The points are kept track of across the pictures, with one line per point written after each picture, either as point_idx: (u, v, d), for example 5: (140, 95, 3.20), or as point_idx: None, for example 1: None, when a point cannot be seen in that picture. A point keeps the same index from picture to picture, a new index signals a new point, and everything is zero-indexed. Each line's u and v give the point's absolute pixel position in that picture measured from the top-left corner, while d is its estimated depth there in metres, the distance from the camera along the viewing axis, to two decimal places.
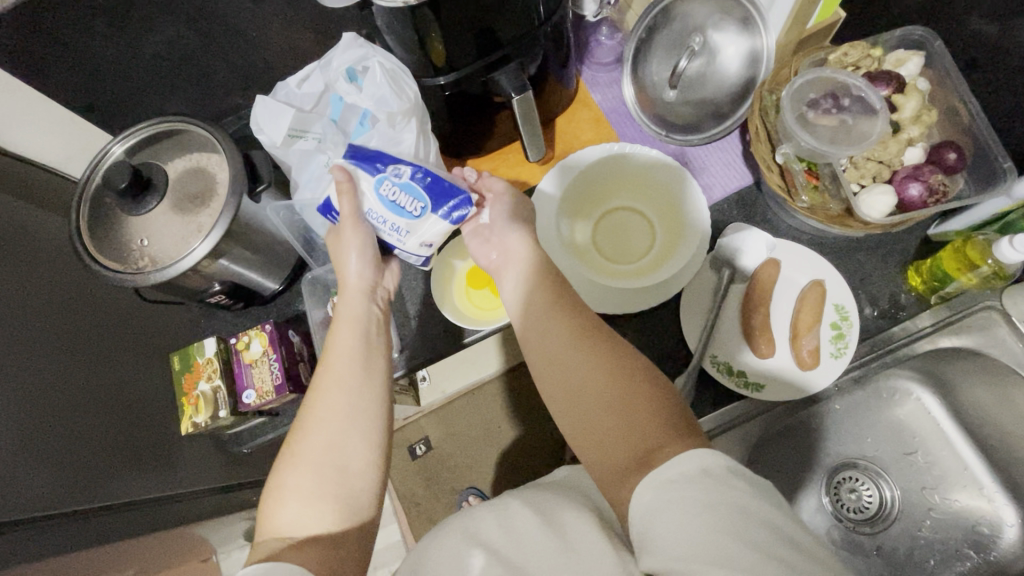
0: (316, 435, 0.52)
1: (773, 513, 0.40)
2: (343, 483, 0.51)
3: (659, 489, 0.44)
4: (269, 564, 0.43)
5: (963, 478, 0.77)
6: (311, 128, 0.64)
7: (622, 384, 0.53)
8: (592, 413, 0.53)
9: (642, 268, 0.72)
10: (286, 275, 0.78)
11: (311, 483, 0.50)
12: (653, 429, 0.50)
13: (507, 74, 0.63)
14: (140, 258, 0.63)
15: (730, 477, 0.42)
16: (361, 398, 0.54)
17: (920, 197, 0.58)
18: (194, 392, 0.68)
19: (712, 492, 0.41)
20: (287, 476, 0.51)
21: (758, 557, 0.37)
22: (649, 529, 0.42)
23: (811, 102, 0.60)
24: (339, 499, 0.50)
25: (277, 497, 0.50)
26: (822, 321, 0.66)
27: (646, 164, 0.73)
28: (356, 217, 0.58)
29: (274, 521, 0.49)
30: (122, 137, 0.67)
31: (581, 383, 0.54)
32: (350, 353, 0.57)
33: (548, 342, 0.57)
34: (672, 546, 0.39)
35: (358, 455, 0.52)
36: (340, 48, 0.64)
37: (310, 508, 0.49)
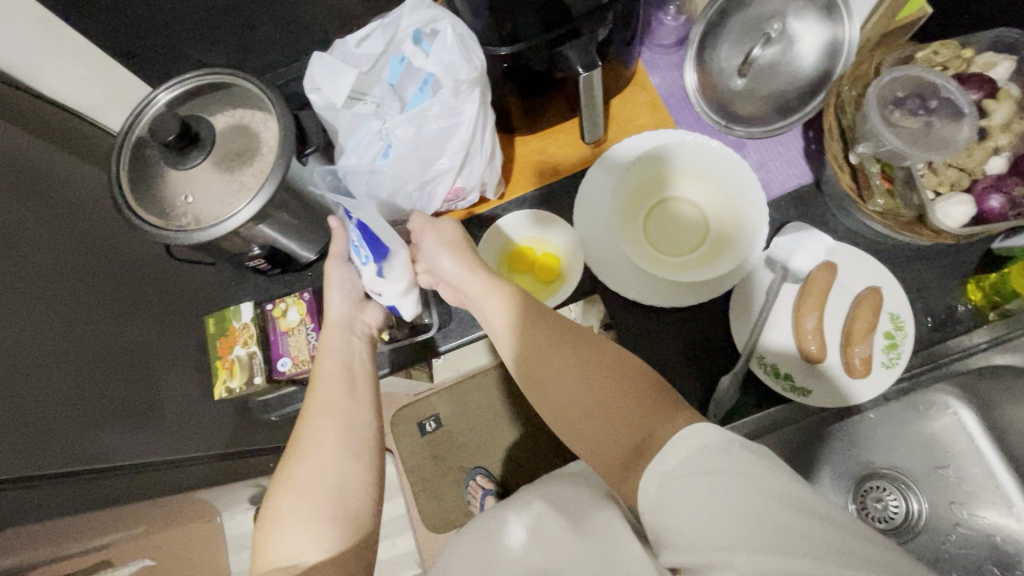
0: (309, 457, 0.51)
1: (782, 480, 0.38)
2: (341, 503, 0.49)
3: (661, 480, 0.42)
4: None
5: (994, 495, 0.76)
6: (371, 92, 0.63)
7: (605, 384, 0.50)
8: (581, 414, 0.51)
9: (698, 260, 0.70)
10: (323, 244, 0.76)
11: (305, 507, 0.48)
12: (646, 416, 0.48)
13: (575, 49, 0.60)
14: (183, 215, 0.61)
15: (729, 449, 0.40)
16: (347, 416, 0.54)
17: (1000, 209, 0.55)
18: (230, 356, 0.66)
19: (715, 470, 0.39)
20: (280, 503, 0.49)
21: (775, 533, 0.35)
22: (663, 522, 0.40)
23: (896, 100, 0.57)
24: (338, 522, 0.48)
25: (274, 524, 0.48)
26: (876, 329, 0.65)
27: (684, 156, 0.71)
28: (339, 257, 0.63)
29: (271, 549, 0.47)
30: (169, 86, 0.64)
31: (561, 391, 0.52)
32: (335, 376, 0.57)
33: (523, 360, 0.55)
34: (689, 538, 0.37)
35: (348, 472, 0.50)
36: (408, 7, 0.59)
37: (308, 531, 0.47)
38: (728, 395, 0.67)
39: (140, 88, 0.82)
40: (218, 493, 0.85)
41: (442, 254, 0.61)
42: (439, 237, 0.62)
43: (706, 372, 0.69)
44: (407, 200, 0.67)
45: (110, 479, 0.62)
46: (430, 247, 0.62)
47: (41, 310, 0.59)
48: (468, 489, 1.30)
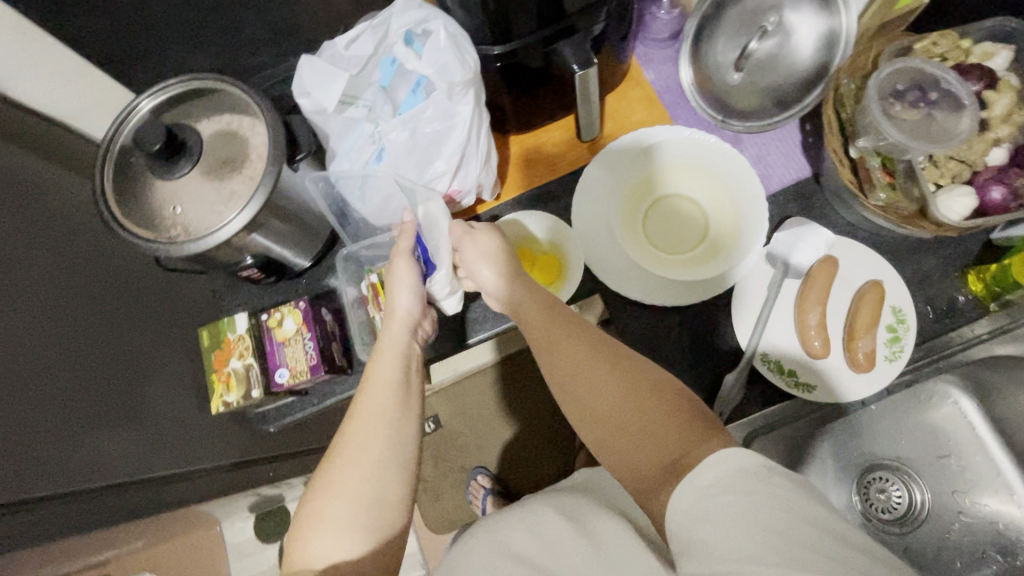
0: (353, 462, 0.49)
1: (812, 504, 0.38)
2: (379, 514, 0.48)
3: (696, 495, 0.41)
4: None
5: (995, 483, 0.77)
6: (362, 95, 0.61)
7: (644, 397, 0.49)
8: (613, 421, 0.50)
9: (695, 260, 0.69)
10: (316, 251, 0.74)
11: (347, 514, 0.47)
12: (680, 430, 0.47)
13: (570, 45, 0.59)
14: (172, 227, 0.59)
15: (769, 474, 0.39)
16: (400, 424, 0.52)
17: (1003, 200, 0.55)
18: (225, 370, 0.65)
19: (750, 491, 0.39)
20: (319, 505, 0.48)
21: (804, 551, 0.35)
22: (691, 535, 0.39)
23: (897, 93, 0.57)
24: (374, 532, 0.47)
25: (311, 526, 0.47)
26: (879, 322, 0.65)
27: (686, 151, 0.71)
28: (409, 254, 0.59)
29: (305, 551, 0.46)
30: (152, 92, 0.62)
31: (601, 399, 0.51)
32: (390, 379, 0.54)
33: (566, 366, 0.53)
34: (716, 552, 0.37)
35: (390, 483, 0.49)
36: (399, 9, 0.58)
37: (346, 537, 0.46)
38: (732, 394, 0.67)
39: (122, 94, 0.79)
40: (216, 506, 0.84)
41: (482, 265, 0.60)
42: (492, 250, 0.60)
43: (709, 370, 0.69)
44: (400, 205, 0.66)
45: (106, 500, 0.60)
46: (472, 261, 0.61)
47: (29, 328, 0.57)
48: (470, 489, 1.30)
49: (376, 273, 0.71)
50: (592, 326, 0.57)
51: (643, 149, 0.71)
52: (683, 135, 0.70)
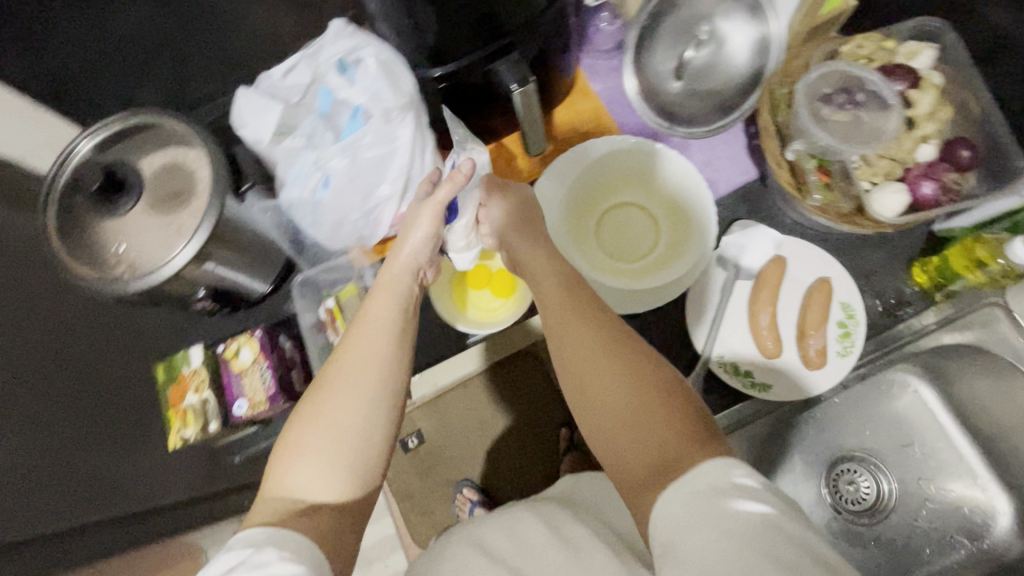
0: (342, 400, 0.46)
1: (795, 522, 0.38)
2: (363, 459, 0.46)
3: (686, 499, 0.41)
4: (280, 531, 0.41)
5: (958, 468, 0.78)
6: (300, 124, 0.61)
7: (644, 395, 0.48)
8: (613, 416, 0.48)
9: (645, 267, 0.70)
10: (274, 276, 0.74)
11: (332, 447, 0.45)
12: (677, 429, 0.46)
13: (508, 65, 0.60)
14: (117, 265, 0.59)
15: (759, 490, 0.40)
16: (396, 363, 0.49)
17: (933, 195, 0.57)
18: (182, 404, 0.65)
19: (738, 499, 0.39)
20: (300, 438, 0.46)
21: (777, 563, 0.35)
22: (672, 539, 0.40)
23: (825, 96, 0.58)
24: (360, 471, 0.46)
25: (291, 459, 0.45)
26: (828, 319, 0.66)
27: (652, 161, 0.71)
28: (440, 206, 0.55)
29: (283, 481, 0.45)
30: (91, 131, 0.61)
31: (606, 391, 0.49)
32: (390, 319, 0.51)
33: (575, 351, 0.51)
34: (693, 553, 0.37)
35: (377, 429, 0.47)
36: (330, 39, 0.60)
37: (326, 474, 0.45)
38: None
39: None
40: None
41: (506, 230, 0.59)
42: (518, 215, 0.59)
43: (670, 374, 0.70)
44: (354, 230, 0.67)
45: None
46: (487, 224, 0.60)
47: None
48: None
49: (332, 299, 0.72)
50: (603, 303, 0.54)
51: (595, 160, 0.72)
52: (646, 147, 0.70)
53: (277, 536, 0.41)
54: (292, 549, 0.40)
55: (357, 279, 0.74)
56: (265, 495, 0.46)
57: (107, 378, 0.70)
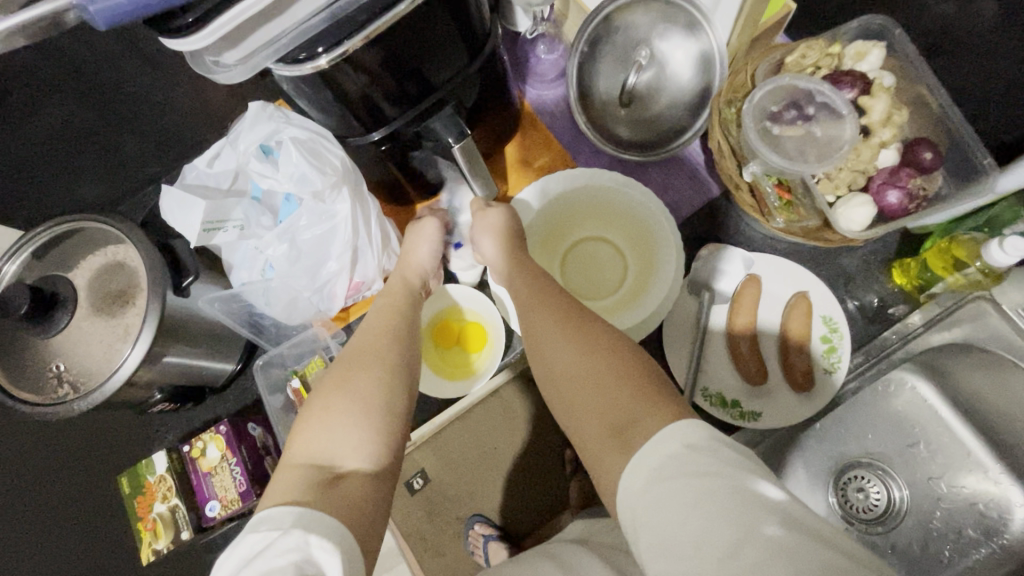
0: (361, 367, 0.46)
1: (764, 484, 0.34)
2: (387, 423, 0.44)
3: (654, 472, 0.37)
4: (308, 509, 0.36)
5: (967, 463, 0.75)
6: (231, 215, 0.57)
7: (603, 357, 0.45)
8: (575, 386, 0.45)
9: (625, 296, 0.67)
10: (238, 356, 0.70)
11: (348, 416, 0.43)
12: (636, 384, 0.42)
13: (443, 120, 0.57)
14: (60, 385, 0.56)
15: (721, 448, 0.36)
16: (401, 342, 0.50)
17: (900, 203, 0.54)
18: (150, 516, 0.63)
19: (707, 470, 0.35)
20: (324, 402, 0.44)
21: (758, 541, 0.31)
22: (641, 527, 0.36)
23: (773, 114, 0.55)
24: (383, 438, 0.43)
25: (319, 420, 0.43)
26: (811, 336, 0.63)
27: (597, 187, 0.68)
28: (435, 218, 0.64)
29: (306, 447, 0.42)
30: (12, 252, 0.58)
31: (564, 365, 0.46)
32: (393, 309, 0.54)
33: (536, 320, 0.50)
34: (667, 547, 0.33)
35: (397, 396, 0.45)
36: (248, 123, 0.56)
37: (351, 437, 0.42)
38: None
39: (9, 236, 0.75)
40: None
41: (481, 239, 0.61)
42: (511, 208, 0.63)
43: None
44: (310, 306, 0.63)
45: None
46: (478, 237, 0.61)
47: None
48: None
49: (297, 378, 0.68)
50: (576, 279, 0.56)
51: (554, 196, 0.69)
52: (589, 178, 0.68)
53: (306, 514, 0.36)
54: (322, 535, 0.35)
55: (323, 351, 0.69)
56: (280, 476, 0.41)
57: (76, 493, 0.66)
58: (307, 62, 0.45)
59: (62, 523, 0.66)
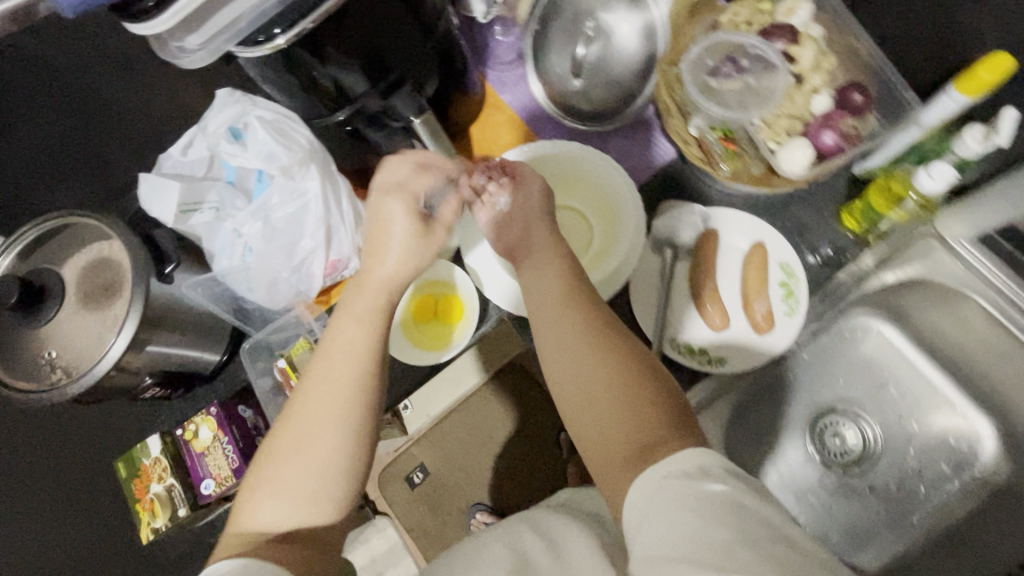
0: (311, 421, 0.45)
1: (758, 501, 0.38)
2: (339, 479, 0.45)
3: (654, 488, 0.40)
4: (251, 562, 0.41)
5: (938, 400, 0.76)
6: (206, 198, 0.60)
7: (618, 383, 0.47)
8: (593, 410, 0.47)
9: (590, 261, 0.70)
10: (225, 347, 0.72)
11: (307, 484, 0.44)
12: (651, 427, 0.45)
13: (402, 99, 0.59)
14: (52, 372, 0.57)
15: (728, 476, 0.39)
16: (371, 384, 0.47)
17: (836, 143, 0.57)
18: (148, 495, 0.65)
19: (714, 490, 0.38)
20: (272, 464, 0.46)
21: (754, 552, 0.34)
22: (642, 528, 0.39)
23: (711, 69, 0.59)
24: (332, 498, 0.45)
25: (264, 486, 0.45)
26: (769, 281, 0.66)
27: (564, 159, 0.71)
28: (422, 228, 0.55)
29: (253, 510, 0.45)
30: (6, 246, 0.61)
31: (584, 385, 0.48)
32: (363, 340, 0.48)
33: (545, 340, 0.51)
34: (662, 545, 0.37)
35: (348, 451, 0.45)
36: (215, 108, 0.59)
37: (298, 502, 0.44)
38: None
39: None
40: None
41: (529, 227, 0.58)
42: (537, 192, 0.59)
43: None
44: (289, 288, 0.66)
45: None
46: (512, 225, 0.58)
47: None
48: None
49: (284, 358, 0.70)
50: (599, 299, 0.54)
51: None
52: (555, 149, 0.70)
53: (249, 565, 0.40)
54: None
55: (308, 333, 0.71)
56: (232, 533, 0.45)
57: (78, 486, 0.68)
58: (265, 43, 0.48)
59: (63, 513, 0.68)
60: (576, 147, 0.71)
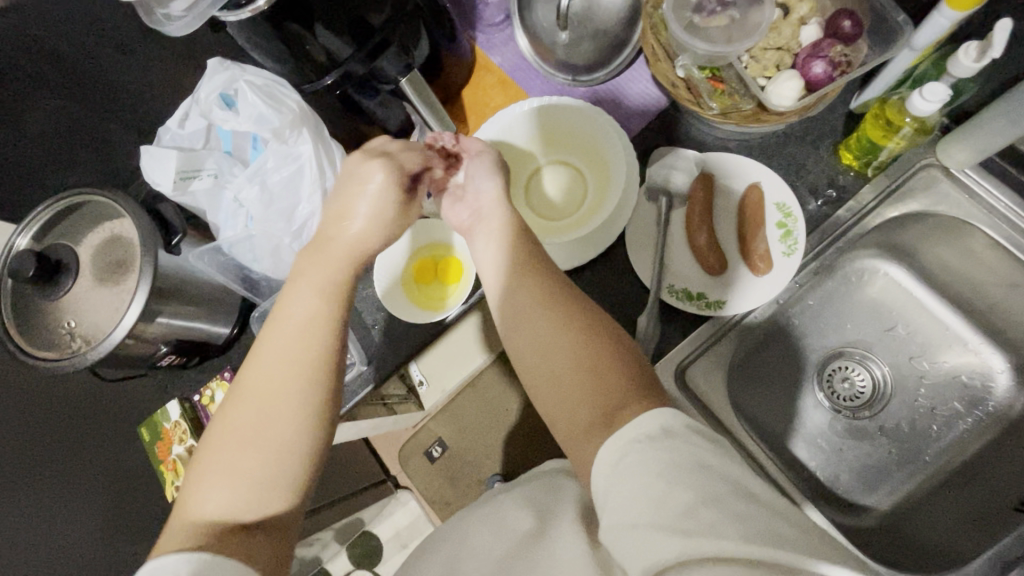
0: (257, 403, 0.46)
1: (726, 462, 0.38)
2: (288, 462, 0.45)
3: (620, 451, 0.40)
4: (212, 561, 0.39)
5: (947, 338, 0.75)
6: (204, 166, 0.64)
7: (588, 353, 0.48)
8: (557, 380, 0.48)
9: (583, 217, 0.70)
10: (235, 317, 0.75)
11: (261, 470, 0.45)
12: (618, 390, 0.45)
13: (389, 60, 0.58)
14: (72, 340, 0.60)
15: (690, 434, 0.39)
16: (323, 363, 0.48)
17: (826, 73, 0.57)
18: (170, 457, 0.68)
19: (676, 450, 0.38)
20: (218, 452, 0.45)
21: (717, 512, 0.34)
22: (609, 492, 0.39)
23: (696, 7, 0.61)
24: (284, 484, 0.45)
25: (211, 474, 0.45)
26: (766, 223, 0.66)
27: (556, 116, 0.71)
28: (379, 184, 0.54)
29: (201, 502, 0.44)
30: (23, 227, 0.63)
31: (549, 356, 0.49)
32: (316, 315, 0.49)
33: (514, 313, 0.52)
34: (628, 512, 0.37)
35: (296, 430, 0.46)
36: (206, 77, 0.61)
37: (247, 488, 0.44)
38: (652, 331, 0.66)
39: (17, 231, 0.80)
40: None
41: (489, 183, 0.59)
42: (486, 168, 0.60)
43: (624, 319, 0.68)
44: (292, 255, 0.67)
45: None
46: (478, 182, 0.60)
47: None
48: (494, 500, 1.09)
49: None
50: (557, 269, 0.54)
51: (518, 121, 0.71)
52: (544, 107, 0.70)
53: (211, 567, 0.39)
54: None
55: None
56: (179, 523, 0.44)
57: (110, 457, 0.70)
58: (246, 6, 0.48)
59: None
60: (567, 102, 0.70)
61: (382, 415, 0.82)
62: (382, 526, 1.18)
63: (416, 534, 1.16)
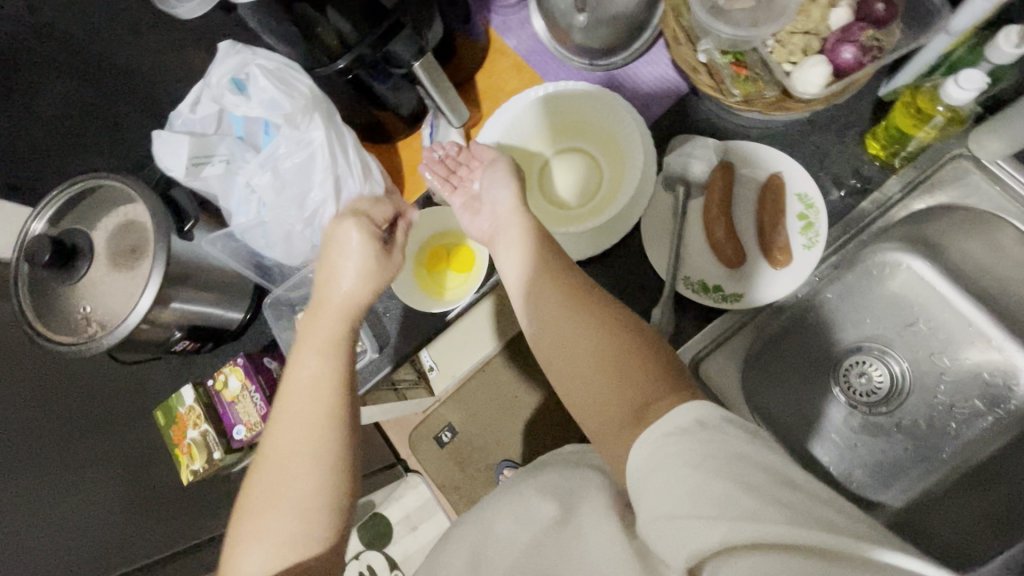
0: (280, 459, 0.49)
1: (765, 455, 0.37)
2: (316, 507, 0.48)
3: (657, 442, 0.39)
4: None
5: (970, 335, 0.73)
6: (216, 151, 0.64)
7: (614, 351, 0.47)
8: (581, 376, 0.48)
9: (597, 207, 0.68)
10: (248, 303, 0.75)
11: (291, 524, 0.47)
12: (644, 387, 0.45)
13: (402, 43, 0.57)
14: (88, 325, 0.60)
15: (726, 425, 0.39)
16: (335, 414, 0.51)
17: (855, 58, 0.55)
18: (186, 440, 0.69)
19: (714, 438, 0.37)
20: (250, 511, 0.48)
21: (755, 498, 0.33)
22: (647, 485, 0.38)
23: None
24: (316, 527, 0.47)
25: (247, 530, 0.47)
26: (787, 214, 0.64)
27: (570, 102, 0.69)
28: (369, 240, 0.58)
29: (246, 555, 0.46)
30: (39, 211, 0.63)
31: (571, 355, 0.49)
32: (325, 370, 0.53)
33: (544, 314, 0.51)
34: (664, 500, 0.36)
35: (318, 476, 0.48)
36: (217, 60, 0.60)
37: (281, 538, 0.46)
38: (665, 324, 0.65)
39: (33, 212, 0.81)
40: None
41: (497, 184, 0.60)
42: (501, 174, 0.61)
43: (638, 310, 0.67)
44: (304, 241, 0.67)
45: None
46: (489, 189, 0.61)
47: (10, 451, 0.58)
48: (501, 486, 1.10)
49: None
50: (577, 268, 0.54)
51: (529, 108, 0.70)
52: (559, 93, 0.69)
53: None
54: None
55: None
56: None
57: (126, 438, 0.71)
58: None
59: None
60: (584, 89, 0.68)
61: (393, 400, 0.81)
62: (393, 509, 1.20)
63: (425, 517, 1.18)
